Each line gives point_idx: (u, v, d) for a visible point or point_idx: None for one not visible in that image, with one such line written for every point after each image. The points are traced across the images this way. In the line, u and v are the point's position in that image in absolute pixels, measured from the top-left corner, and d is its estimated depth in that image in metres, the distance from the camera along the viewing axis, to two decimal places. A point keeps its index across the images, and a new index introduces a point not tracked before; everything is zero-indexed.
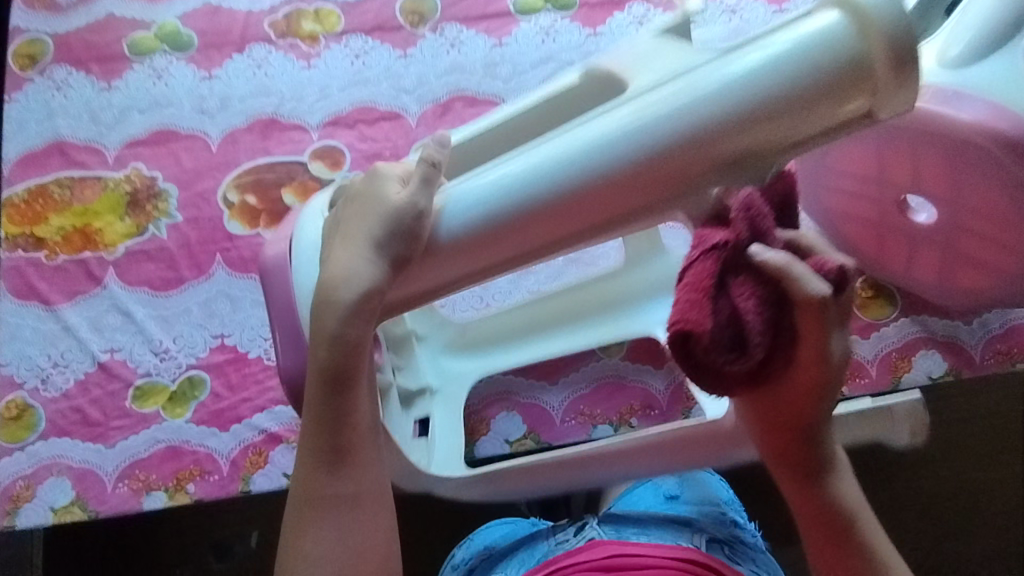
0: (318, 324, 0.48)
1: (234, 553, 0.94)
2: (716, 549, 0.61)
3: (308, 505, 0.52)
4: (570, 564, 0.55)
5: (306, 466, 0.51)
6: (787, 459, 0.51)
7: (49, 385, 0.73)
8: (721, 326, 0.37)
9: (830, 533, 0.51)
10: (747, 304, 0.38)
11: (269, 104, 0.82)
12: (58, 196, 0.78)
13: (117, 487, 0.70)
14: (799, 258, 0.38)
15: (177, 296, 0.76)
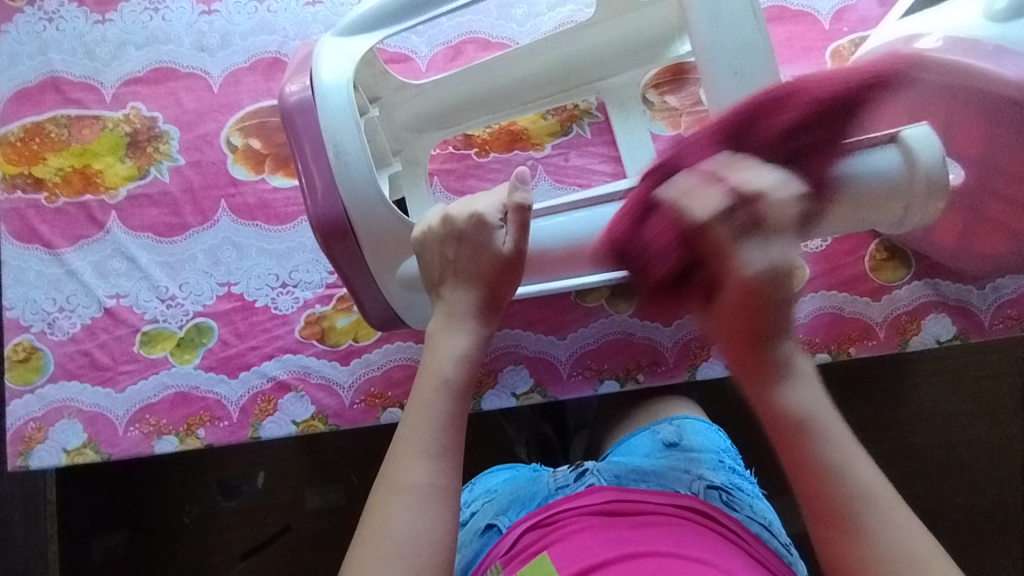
0: (430, 367, 0.55)
1: (243, 492, 0.97)
2: (714, 497, 0.62)
3: (389, 490, 0.50)
4: (570, 508, 0.56)
5: (394, 456, 0.51)
6: (740, 354, 0.50)
7: (56, 329, 0.73)
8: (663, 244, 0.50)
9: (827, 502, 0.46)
10: (664, 235, 0.50)
11: (272, 42, 0.78)
12: (55, 135, 0.76)
13: (128, 430, 0.71)
14: (718, 178, 0.47)
15: (182, 242, 0.75)
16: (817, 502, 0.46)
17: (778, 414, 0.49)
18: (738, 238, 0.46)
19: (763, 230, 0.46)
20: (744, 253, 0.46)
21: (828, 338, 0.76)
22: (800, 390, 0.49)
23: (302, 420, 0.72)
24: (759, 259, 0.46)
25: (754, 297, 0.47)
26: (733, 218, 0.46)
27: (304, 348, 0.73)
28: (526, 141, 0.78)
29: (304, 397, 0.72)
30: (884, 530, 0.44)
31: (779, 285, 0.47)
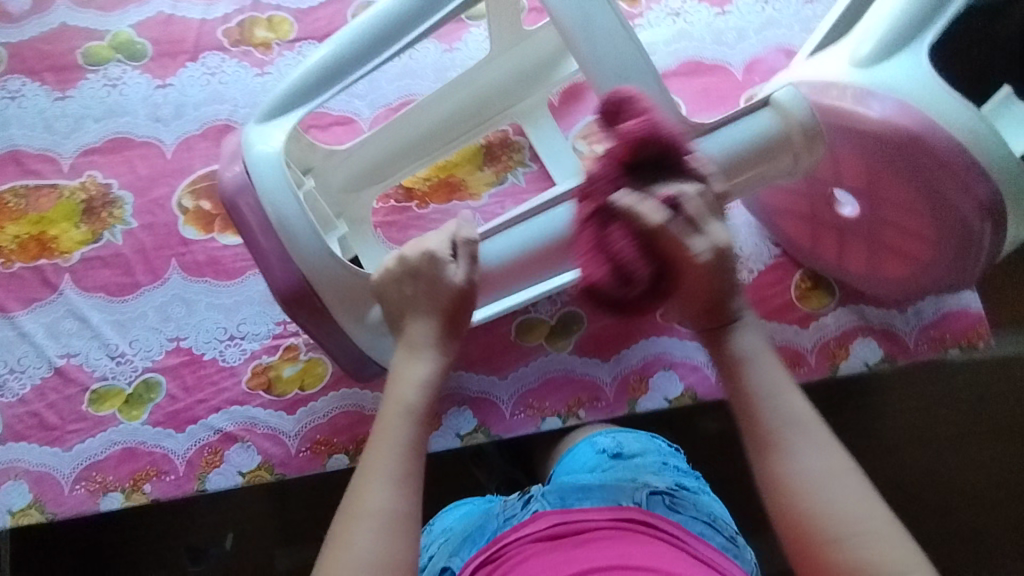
0: (394, 398, 0.55)
1: (209, 555, 0.95)
2: (656, 502, 0.61)
3: (351, 517, 0.47)
4: (515, 540, 0.56)
5: (356, 489, 0.49)
6: (705, 315, 0.54)
7: (5, 391, 0.74)
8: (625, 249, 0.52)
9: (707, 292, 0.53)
10: (626, 245, 0.52)
11: (223, 111, 0.84)
12: (14, 205, 0.79)
13: (74, 489, 0.72)
14: (647, 199, 0.51)
15: (133, 300, 0.77)
16: (754, 431, 0.48)
17: (729, 361, 0.52)
18: (687, 237, 0.51)
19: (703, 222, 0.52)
20: (710, 229, 0.51)
21: None
22: (747, 334, 0.53)
23: (248, 470, 0.73)
24: (706, 247, 0.51)
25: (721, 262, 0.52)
26: (699, 240, 0.51)
27: (251, 399, 0.75)
28: (464, 191, 0.83)
29: (250, 447, 0.74)
30: (800, 453, 0.46)
31: (725, 263, 0.52)
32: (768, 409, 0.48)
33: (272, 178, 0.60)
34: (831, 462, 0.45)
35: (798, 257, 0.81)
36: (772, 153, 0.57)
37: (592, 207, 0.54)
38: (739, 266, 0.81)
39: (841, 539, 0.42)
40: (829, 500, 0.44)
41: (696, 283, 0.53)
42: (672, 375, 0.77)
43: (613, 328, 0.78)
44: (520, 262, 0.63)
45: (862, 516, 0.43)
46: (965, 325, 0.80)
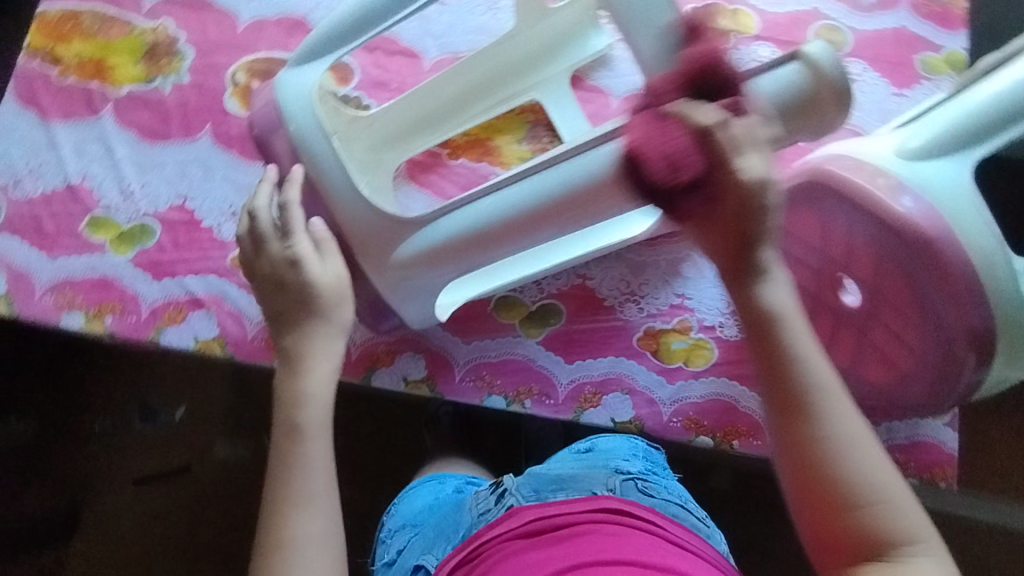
0: (303, 415, 0.57)
1: (158, 417, 1.12)
2: (629, 488, 0.67)
3: (279, 547, 0.53)
4: (491, 537, 0.59)
5: (276, 512, 0.54)
6: (724, 254, 0.49)
7: (17, 188, 0.78)
8: (662, 168, 0.45)
9: (733, 244, 0.48)
10: (660, 154, 0.45)
11: (304, 6, 0.86)
12: (87, 25, 0.83)
13: (44, 296, 0.75)
14: (727, 112, 0.46)
15: (159, 148, 0.80)
16: (787, 393, 0.49)
17: (758, 314, 0.49)
18: (735, 139, 0.45)
19: (753, 141, 0.46)
20: (745, 153, 0.46)
21: (716, 425, 0.77)
22: (773, 288, 0.49)
23: (202, 339, 0.75)
24: (757, 166, 0.45)
25: (746, 206, 0.46)
26: (730, 126, 0.46)
27: (230, 275, 0.77)
28: (496, 157, 0.83)
29: (213, 318, 0.76)
30: (829, 418, 0.48)
31: (767, 199, 0.46)
32: (792, 377, 0.49)
33: (294, 92, 0.64)
34: (859, 427, 0.49)
35: None
36: (806, 113, 0.51)
37: (640, 104, 0.49)
38: (731, 321, 0.80)
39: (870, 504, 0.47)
40: (856, 468, 0.48)
41: (736, 248, 0.48)
42: (626, 400, 0.77)
43: (587, 334, 0.78)
44: (497, 232, 0.60)
45: (885, 481, 0.48)
46: (934, 461, 0.77)
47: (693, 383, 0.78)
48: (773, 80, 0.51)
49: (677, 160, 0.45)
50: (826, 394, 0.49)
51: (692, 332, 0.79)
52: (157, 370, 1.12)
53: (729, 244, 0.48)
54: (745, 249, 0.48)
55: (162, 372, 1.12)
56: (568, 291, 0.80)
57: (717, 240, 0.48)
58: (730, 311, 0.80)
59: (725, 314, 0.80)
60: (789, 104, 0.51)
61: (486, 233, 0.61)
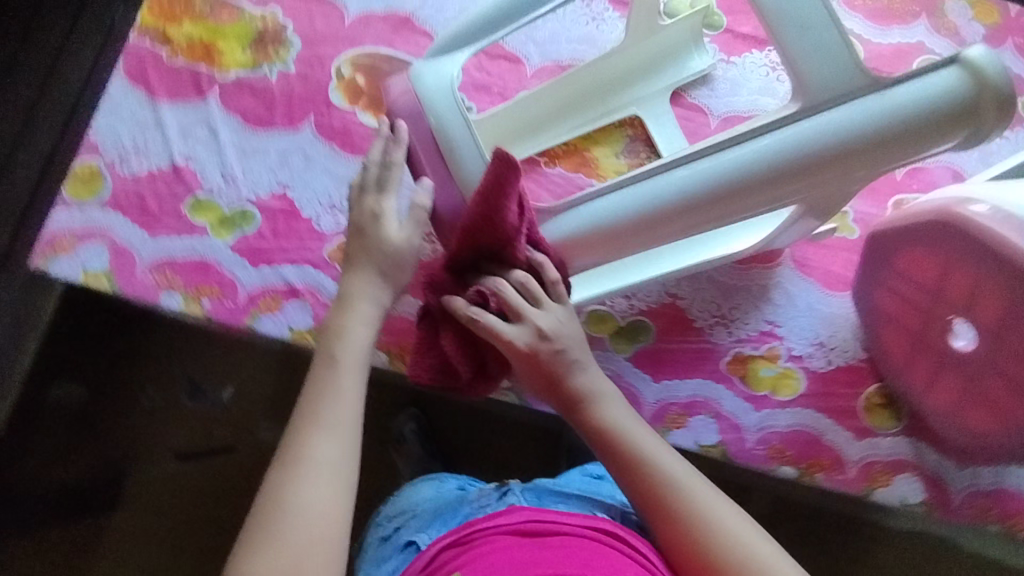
0: (323, 378, 0.56)
1: (205, 396, 1.07)
2: (631, 521, 0.65)
3: (293, 470, 0.50)
4: (486, 527, 0.57)
5: (300, 429, 0.53)
6: (544, 391, 0.63)
7: (123, 165, 0.78)
8: (453, 354, 0.65)
9: (541, 374, 0.62)
10: (452, 349, 0.65)
11: (410, 3, 0.85)
12: (198, 7, 0.83)
13: (145, 275, 0.76)
14: (519, 295, 0.63)
15: (263, 136, 0.81)
16: (635, 475, 0.57)
17: (522, 355, 0.62)
18: (523, 312, 0.62)
19: (520, 315, 0.62)
20: (534, 318, 0.62)
21: (800, 455, 0.77)
22: (571, 352, 0.63)
23: (297, 329, 0.76)
24: (528, 331, 0.62)
25: (541, 345, 0.62)
26: (530, 324, 0.62)
27: (325, 268, 0.77)
28: (593, 169, 0.82)
29: (307, 309, 0.76)
30: (660, 466, 0.57)
31: (556, 360, 0.62)
32: (610, 439, 0.59)
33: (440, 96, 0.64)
34: (683, 472, 0.57)
35: (882, 369, 0.78)
36: (963, 119, 0.52)
37: (471, 298, 0.64)
38: (820, 352, 0.79)
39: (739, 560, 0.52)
40: (723, 526, 0.54)
41: (551, 379, 0.62)
42: (711, 424, 0.77)
43: (675, 354, 0.78)
44: (649, 219, 0.59)
45: (747, 541, 0.53)
46: (1017, 510, 0.76)
47: (779, 411, 0.78)
48: (918, 90, 0.52)
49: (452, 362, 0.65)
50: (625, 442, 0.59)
51: (780, 360, 0.79)
52: (201, 351, 1.07)
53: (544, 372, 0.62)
54: (564, 389, 0.62)
55: (207, 353, 1.07)
56: (658, 309, 0.79)
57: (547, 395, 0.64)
58: (819, 342, 0.79)
59: (815, 344, 0.79)
60: (943, 113, 0.52)
61: (628, 221, 0.60)
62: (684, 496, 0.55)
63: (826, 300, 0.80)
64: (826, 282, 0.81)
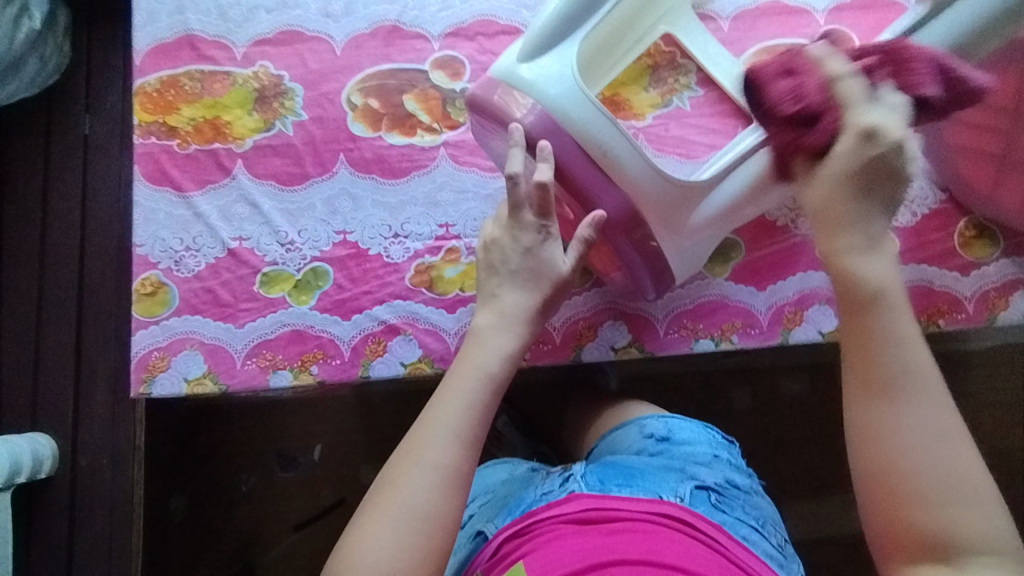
0: (471, 356, 0.63)
1: (301, 461, 1.16)
2: (702, 496, 0.69)
3: (409, 460, 0.57)
4: (547, 517, 0.63)
5: (419, 432, 0.58)
6: (862, 364, 0.54)
7: (181, 266, 0.77)
8: (785, 92, 0.57)
9: (886, 398, 0.53)
10: (784, 86, 0.57)
11: (392, 11, 0.83)
12: (189, 88, 0.80)
13: (246, 364, 0.75)
14: (829, 105, 0.54)
15: (302, 191, 0.79)
16: (907, 529, 0.51)
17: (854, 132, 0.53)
18: (860, 149, 0.53)
19: (872, 136, 0.52)
20: (863, 110, 0.53)
21: (918, 310, 0.78)
22: (858, 232, 0.54)
23: (409, 362, 0.76)
24: (850, 141, 0.53)
25: (843, 184, 0.54)
26: (867, 143, 0.53)
27: (413, 295, 0.77)
28: (628, 110, 0.81)
29: (412, 340, 0.76)
30: (943, 489, 0.51)
31: (866, 213, 0.54)
32: (892, 405, 0.52)
33: (566, 96, 0.64)
34: (947, 444, 0.52)
35: (967, 202, 0.78)
36: None
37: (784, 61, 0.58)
38: (903, 208, 0.79)
39: (924, 493, 0.51)
40: (949, 525, 0.50)
41: (872, 391, 0.53)
42: (827, 310, 0.77)
43: (771, 258, 0.78)
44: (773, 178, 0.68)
45: (962, 497, 0.51)
46: None
47: None
48: None
49: (800, 90, 0.56)
50: (942, 466, 0.51)
51: None
52: (280, 421, 1.16)
53: (884, 408, 0.53)
54: (892, 412, 0.53)
55: (287, 420, 1.16)
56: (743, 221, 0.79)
57: (863, 424, 0.54)
58: None
59: None
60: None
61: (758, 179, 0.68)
62: (926, 522, 0.51)
63: None
64: None
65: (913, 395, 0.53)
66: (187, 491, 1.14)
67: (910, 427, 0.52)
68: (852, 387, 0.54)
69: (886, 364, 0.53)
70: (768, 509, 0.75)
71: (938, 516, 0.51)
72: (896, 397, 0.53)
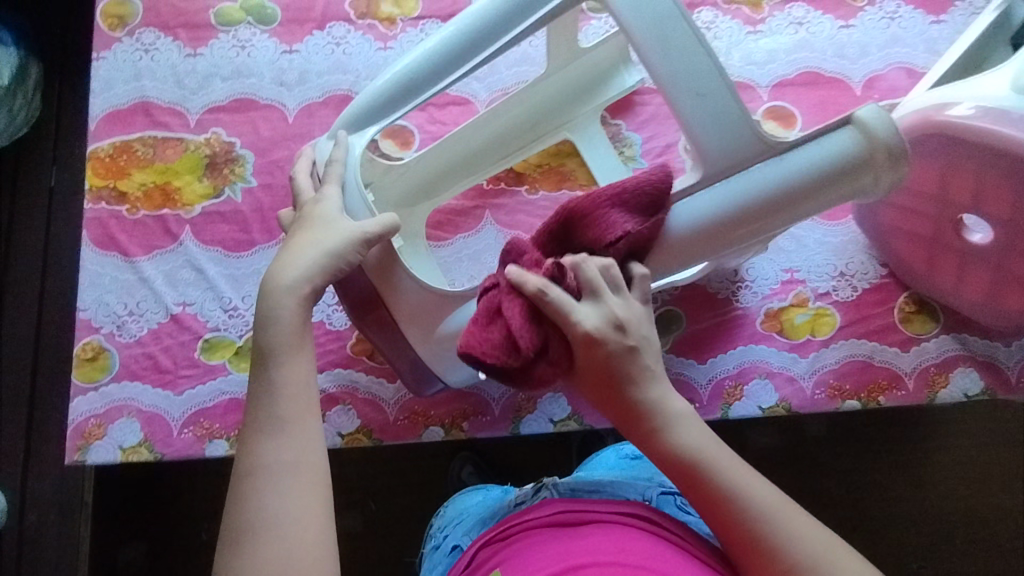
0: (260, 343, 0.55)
1: None
2: (668, 501, 0.67)
3: (247, 476, 0.50)
4: (521, 523, 0.59)
5: (245, 452, 0.51)
6: (676, 466, 0.54)
7: (123, 332, 0.77)
8: (531, 276, 0.58)
9: (704, 479, 0.53)
10: (495, 337, 0.55)
11: (345, 81, 0.85)
12: (141, 153, 0.82)
13: (182, 432, 0.75)
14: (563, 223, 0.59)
15: (248, 257, 0.80)
16: None
17: (582, 339, 0.54)
18: (589, 274, 0.55)
19: (593, 288, 0.55)
20: (586, 263, 0.56)
21: (859, 385, 0.78)
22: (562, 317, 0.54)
23: (348, 432, 0.75)
24: (592, 311, 0.54)
25: (599, 338, 0.54)
26: (548, 288, 0.55)
27: (354, 364, 0.77)
28: (574, 181, 0.83)
29: (351, 411, 0.76)
30: (789, 543, 0.50)
31: (600, 331, 0.54)
32: (713, 472, 0.53)
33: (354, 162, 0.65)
34: (770, 500, 0.52)
35: (907, 279, 0.79)
36: (854, 176, 0.57)
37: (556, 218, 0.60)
38: (844, 283, 0.80)
39: (802, 560, 0.49)
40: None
41: (691, 473, 0.53)
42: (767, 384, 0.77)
43: (711, 331, 0.79)
44: None
45: (822, 553, 0.49)
46: None
47: (825, 351, 0.78)
48: (818, 150, 0.57)
49: (513, 336, 0.54)
50: (767, 516, 0.51)
51: (810, 303, 0.80)
52: None
53: (705, 487, 0.53)
54: (716, 489, 0.52)
55: None
56: (681, 294, 0.80)
57: (710, 515, 0.52)
58: (840, 273, 0.80)
59: (836, 277, 0.80)
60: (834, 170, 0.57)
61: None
62: None
63: (831, 231, 0.82)
64: (825, 213, 0.82)
65: (717, 460, 0.53)
66: (144, 539, 1.07)
67: (731, 495, 0.52)
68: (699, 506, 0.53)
69: (680, 455, 0.53)
70: None
71: None
72: (711, 475, 0.53)
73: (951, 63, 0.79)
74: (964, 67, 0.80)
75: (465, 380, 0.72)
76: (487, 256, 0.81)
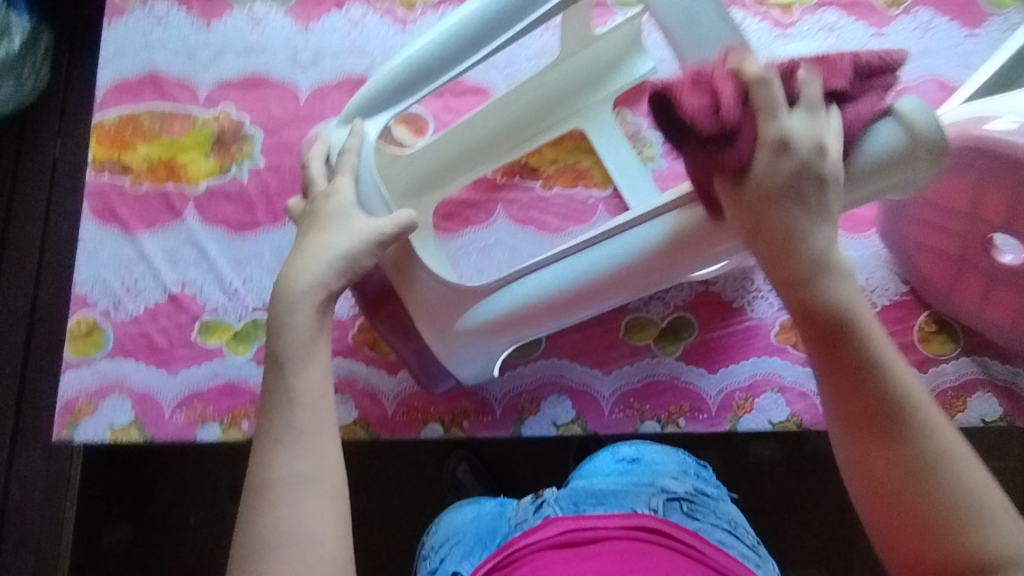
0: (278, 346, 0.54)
1: None
2: (675, 507, 0.65)
3: (260, 490, 0.49)
4: (525, 546, 0.56)
5: (260, 461, 0.50)
6: (820, 332, 0.50)
7: (119, 308, 0.75)
8: (702, 114, 0.47)
9: (848, 358, 0.49)
10: (700, 102, 0.47)
11: (360, 63, 0.83)
12: (147, 126, 0.80)
13: (174, 414, 0.72)
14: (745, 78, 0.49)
15: (251, 239, 0.77)
16: (897, 501, 0.47)
17: (769, 143, 0.49)
18: (775, 99, 0.48)
19: (807, 111, 0.50)
20: (782, 118, 0.49)
21: None
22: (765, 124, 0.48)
23: (344, 425, 0.73)
24: (799, 124, 0.49)
25: (781, 157, 0.49)
26: (774, 84, 0.48)
27: (354, 354, 0.75)
28: (590, 179, 0.81)
29: (349, 402, 0.74)
30: (936, 429, 0.47)
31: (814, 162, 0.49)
32: (851, 352, 0.49)
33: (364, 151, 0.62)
34: (911, 379, 0.49)
35: (929, 297, 0.77)
36: (899, 165, 0.54)
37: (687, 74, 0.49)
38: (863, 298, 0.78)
39: (933, 452, 0.47)
40: (972, 484, 0.46)
41: (831, 348, 0.49)
42: (779, 399, 0.75)
43: (724, 341, 0.76)
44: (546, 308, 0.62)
45: (949, 447, 0.47)
46: None
47: None
48: (854, 143, 0.54)
49: (717, 106, 0.47)
50: (905, 404, 0.48)
51: None
52: None
53: (845, 363, 0.49)
54: (857, 367, 0.49)
55: None
56: (694, 300, 0.77)
57: (832, 396, 0.50)
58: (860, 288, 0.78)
59: None
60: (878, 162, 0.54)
61: (587, 286, 0.60)
62: (947, 487, 0.46)
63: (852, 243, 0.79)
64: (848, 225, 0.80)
65: (869, 340, 0.49)
66: (133, 521, 1.05)
67: (873, 373, 0.48)
68: (825, 388, 0.50)
69: (824, 317, 0.49)
70: (739, 513, 0.70)
71: (954, 482, 0.46)
72: (858, 351, 0.49)
73: (987, 76, 0.77)
74: (1002, 82, 0.77)
75: (477, 376, 0.71)
76: (497, 250, 0.79)
